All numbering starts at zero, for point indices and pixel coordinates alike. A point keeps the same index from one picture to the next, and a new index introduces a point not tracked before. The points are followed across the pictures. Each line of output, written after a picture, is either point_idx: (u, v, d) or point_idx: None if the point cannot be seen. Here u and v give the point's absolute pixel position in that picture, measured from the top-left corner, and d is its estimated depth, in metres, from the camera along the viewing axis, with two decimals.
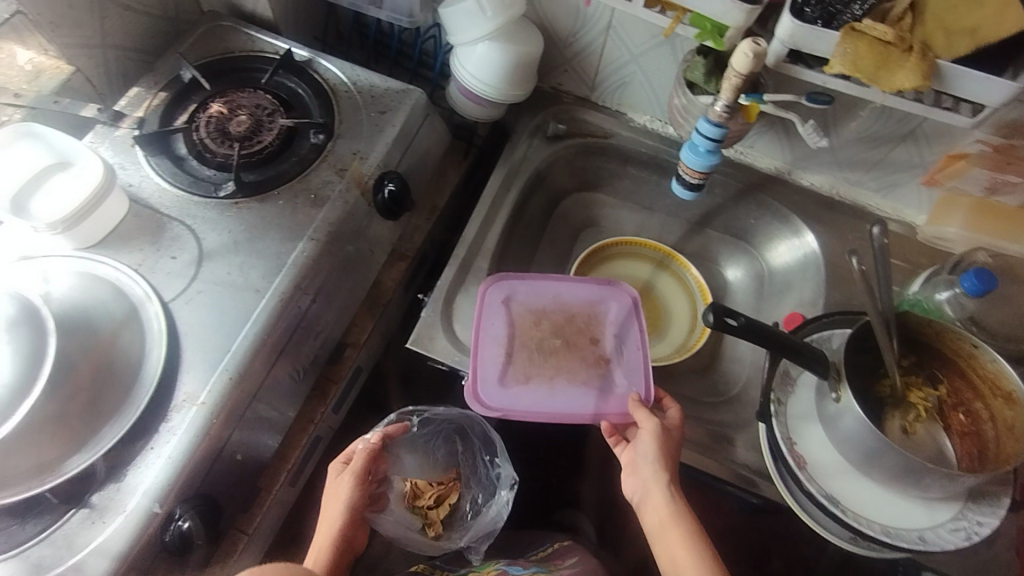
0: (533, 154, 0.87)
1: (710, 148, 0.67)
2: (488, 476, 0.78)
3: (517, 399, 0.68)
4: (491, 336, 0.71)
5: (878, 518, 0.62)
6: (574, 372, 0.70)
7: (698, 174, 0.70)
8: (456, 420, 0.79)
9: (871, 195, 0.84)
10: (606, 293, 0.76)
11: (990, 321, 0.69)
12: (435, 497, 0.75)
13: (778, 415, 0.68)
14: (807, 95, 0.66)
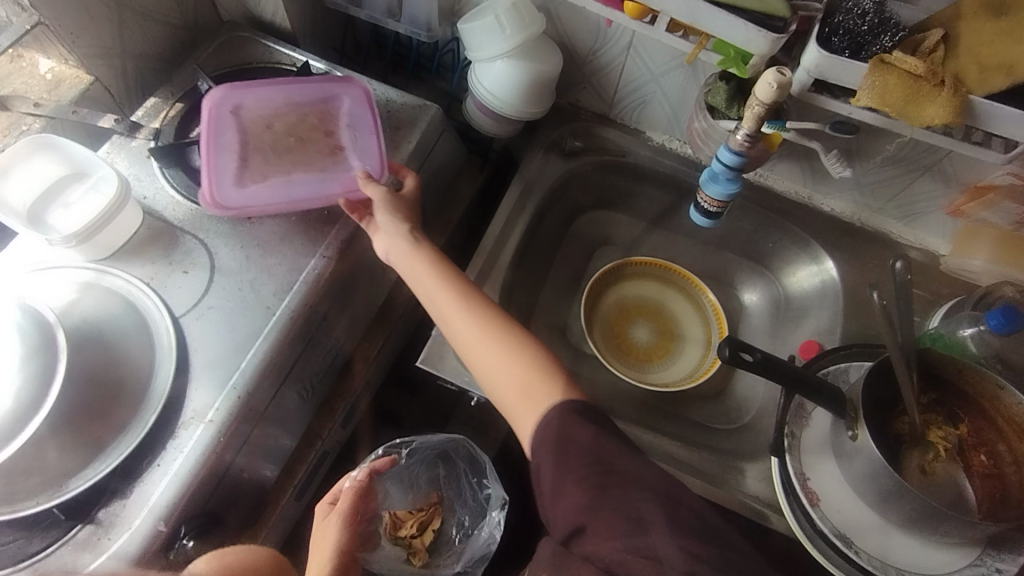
0: (548, 172, 0.86)
1: (729, 176, 0.65)
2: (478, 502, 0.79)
3: (254, 199, 0.66)
4: (305, 186, 0.67)
5: (894, 561, 0.61)
6: (311, 165, 0.68)
7: (717, 202, 0.69)
8: (440, 445, 0.79)
9: (894, 222, 0.82)
10: (338, 88, 0.73)
11: (1015, 360, 0.67)
12: (421, 522, 0.75)
13: (792, 450, 0.67)
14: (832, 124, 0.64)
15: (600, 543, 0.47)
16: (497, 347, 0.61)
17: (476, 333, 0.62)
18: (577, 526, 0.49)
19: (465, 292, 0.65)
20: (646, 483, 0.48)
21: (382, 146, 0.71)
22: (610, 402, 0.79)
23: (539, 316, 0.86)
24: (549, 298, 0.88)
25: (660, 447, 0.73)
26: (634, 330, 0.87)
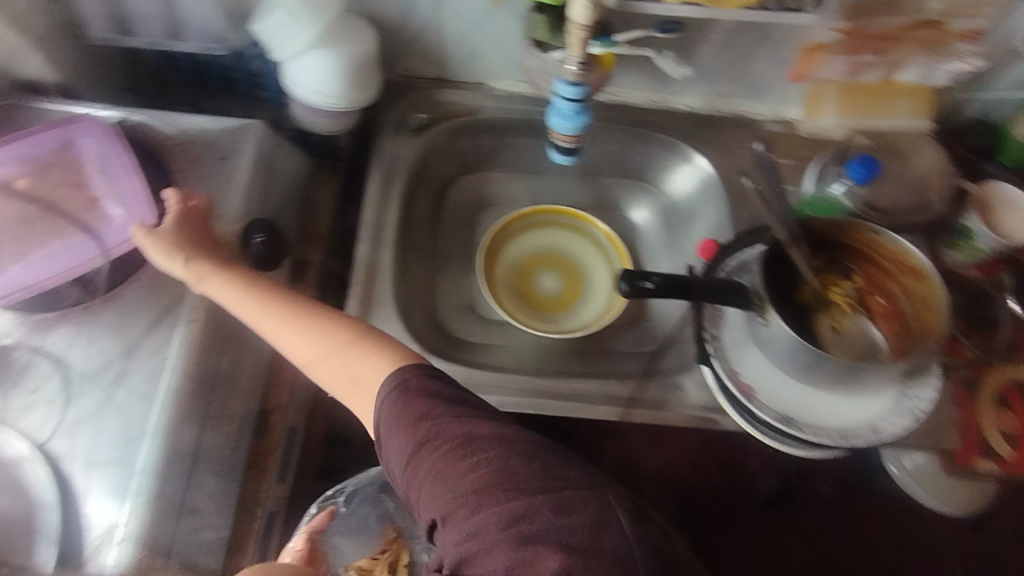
0: (404, 154, 0.81)
1: (577, 108, 0.61)
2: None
3: (15, 281, 0.60)
4: (66, 254, 0.62)
5: (834, 423, 0.63)
6: (69, 226, 0.64)
7: (571, 137, 0.65)
8: (376, 476, 0.75)
9: (748, 101, 0.82)
10: (72, 132, 0.67)
11: (883, 204, 0.72)
12: (387, 563, 0.72)
13: (718, 353, 0.66)
14: (657, 26, 0.63)
15: (488, 555, 0.40)
16: (368, 362, 0.53)
17: (334, 361, 0.55)
18: (459, 554, 0.41)
19: (337, 351, 0.55)
20: (519, 462, 0.43)
21: (139, 183, 0.66)
22: (538, 361, 0.78)
23: (443, 302, 0.82)
24: (447, 280, 0.84)
25: (598, 390, 0.73)
26: (541, 282, 0.85)
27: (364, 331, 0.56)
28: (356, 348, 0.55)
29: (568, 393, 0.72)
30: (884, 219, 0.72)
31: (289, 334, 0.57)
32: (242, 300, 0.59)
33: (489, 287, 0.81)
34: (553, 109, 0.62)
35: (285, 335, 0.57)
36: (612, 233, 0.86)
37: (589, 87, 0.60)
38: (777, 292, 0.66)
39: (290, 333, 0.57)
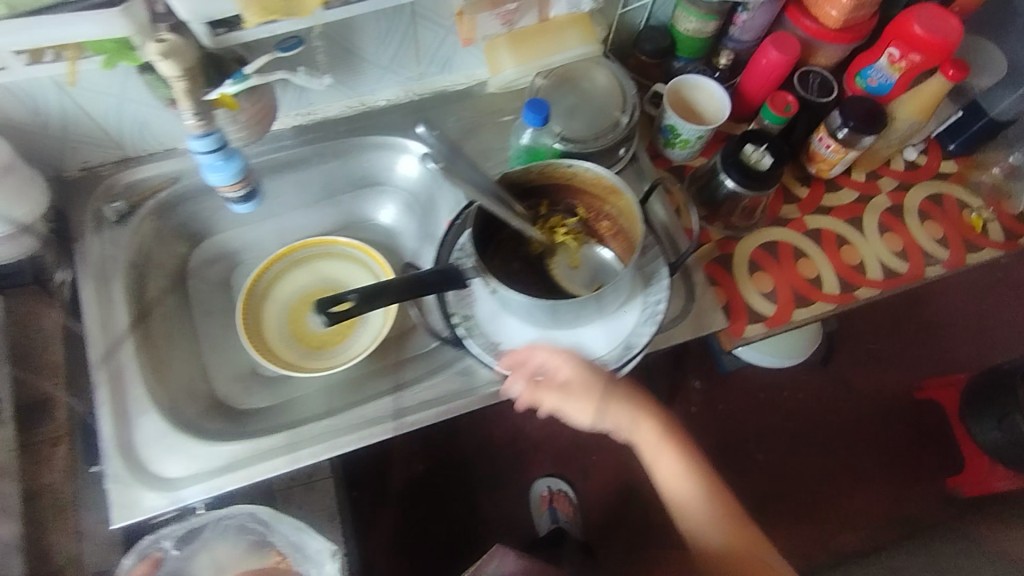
0: (114, 248, 0.75)
1: (223, 157, 0.57)
2: (309, 559, 0.79)
3: None
4: None
5: (591, 357, 0.65)
6: None
7: (237, 186, 0.61)
8: (234, 515, 0.79)
9: (442, 76, 0.84)
10: None
11: (575, 134, 0.73)
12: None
13: (472, 333, 0.66)
14: (278, 46, 0.61)
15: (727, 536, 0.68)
16: (694, 493, 0.70)
17: (667, 461, 0.71)
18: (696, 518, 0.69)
19: (676, 444, 0.71)
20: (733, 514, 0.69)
21: None
22: (330, 403, 0.75)
23: (219, 380, 0.77)
24: (219, 355, 0.78)
25: (390, 406, 0.71)
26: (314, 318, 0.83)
27: (692, 455, 0.72)
28: (692, 450, 0.72)
29: (359, 421, 0.70)
30: (580, 148, 0.73)
31: (578, 406, 0.63)
32: (572, 401, 0.63)
33: (257, 347, 0.77)
34: (203, 165, 0.57)
35: (574, 406, 0.63)
36: (359, 244, 0.84)
37: (224, 133, 0.57)
38: (497, 251, 0.68)
39: (577, 405, 0.63)
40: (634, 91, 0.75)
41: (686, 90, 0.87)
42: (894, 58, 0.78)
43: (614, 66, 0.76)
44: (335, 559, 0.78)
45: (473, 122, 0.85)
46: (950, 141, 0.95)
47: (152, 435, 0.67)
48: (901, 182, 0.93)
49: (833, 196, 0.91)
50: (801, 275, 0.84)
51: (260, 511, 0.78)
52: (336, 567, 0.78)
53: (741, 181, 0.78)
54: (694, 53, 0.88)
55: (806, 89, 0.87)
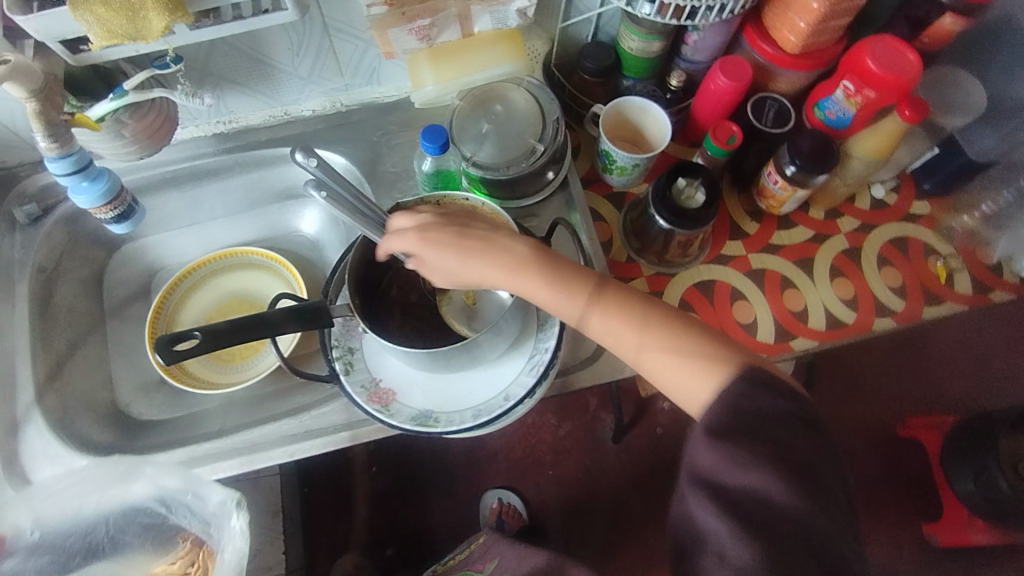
0: (22, 251, 0.75)
1: (87, 180, 0.57)
2: (211, 522, 0.63)
3: None
4: None
5: (469, 403, 0.62)
6: None
7: (110, 208, 0.60)
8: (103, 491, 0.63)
9: (369, 87, 0.80)
10: None
11: (486, 161, 0.70)
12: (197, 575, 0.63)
13: (350, 371, 0.64)
14: (153, 64, 0.59)
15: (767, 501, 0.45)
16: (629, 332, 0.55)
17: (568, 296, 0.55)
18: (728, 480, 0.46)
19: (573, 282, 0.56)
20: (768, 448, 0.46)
21: None
22: (225, 421, 0.74)
23: (123, 388, 0.77)
24: (128, 362, 0.79)
25: (276, 433, 0.70)
26: None
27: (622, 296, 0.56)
28: (625, 294, 0.57)
29: (238, 446, 0.70)
30: (489, 176, 0.70)
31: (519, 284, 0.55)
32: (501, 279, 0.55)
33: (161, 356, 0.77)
34: (67, 188, 0.55)
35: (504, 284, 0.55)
36: (279, 255, 0.84)
37: (86, 155, 0.56)
38: (391, 280, 0.67)
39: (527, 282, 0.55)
40: (555, 114, 0.72)
41: (628, 112, 0.80)
42: (849, 91, 0.72)
43: (535, 84, 0.73)
44: (243, 510, 0.62)
45: (400, 138, 0.82)
46: (925, 180, 0.87)
47: (36, 445, 0.69)
48: (863, 222, 0.86)
49: (784, 234, 0.85)
50: (735, 320, 0.79)
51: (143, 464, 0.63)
52: (245, 520, 0.62)
53: (671, 217, 0.73)
54: (643, 73, 0.82)
55: (758, 118, 0.80)
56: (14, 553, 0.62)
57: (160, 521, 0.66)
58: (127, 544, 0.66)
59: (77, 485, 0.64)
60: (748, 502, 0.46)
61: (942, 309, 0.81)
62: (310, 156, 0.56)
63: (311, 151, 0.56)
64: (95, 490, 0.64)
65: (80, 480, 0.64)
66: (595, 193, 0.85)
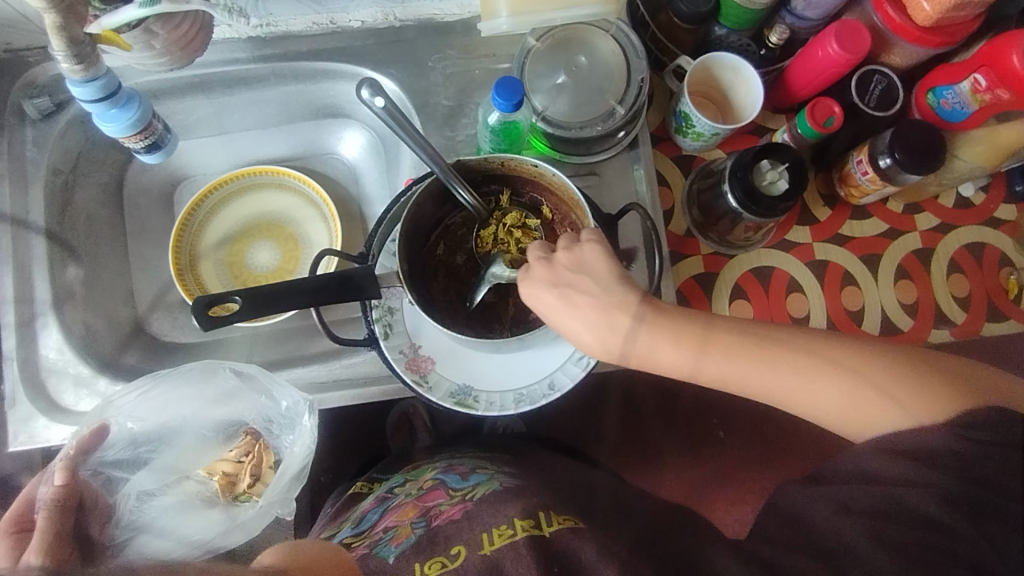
0: (36, 149, 0.68)
1: (113, 107, 0.56)
2: (282, 419, 0.66)
3: None
4: None
5: (510, 386, 0.60)
6: None
7: (137, 136, 0.60)
8: (190, 389, 0.65)
9: (430, 2, 0.70)
10: None
11: (558, 116, 0.63)
12: (251, 466, 0.68)
13: (390, 337, 0.61)
14: None
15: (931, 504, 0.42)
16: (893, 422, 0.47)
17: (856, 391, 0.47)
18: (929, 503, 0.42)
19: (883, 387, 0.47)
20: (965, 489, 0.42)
21: None
22: (251, 353, 0.72)
23: (147, 305, 0.74)
24: (149, 279, 0.75)
25: (303, 379, 0.68)
26: (255, 256, 0.78)
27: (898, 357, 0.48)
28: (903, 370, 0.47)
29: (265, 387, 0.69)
30: (560, 135, 0.63)
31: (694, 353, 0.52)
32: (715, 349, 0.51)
33: (188, 287, 0.74)
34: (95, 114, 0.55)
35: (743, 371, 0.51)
36: (311, 178, 0.78)
37: (117, 78, 0.54)
38: (438, 237, 0.63)
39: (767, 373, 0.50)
40: (641, 72, 0.63)
41: (716, 70, 0.72)
42: (978, 86, 0.63)
43: (623, 30, 0.64)
44: (315, 411, 0.65)
45: (456, 65, 0.72)
46: (1018, 181, 0.79)
47: (59, 365, 0.66)
48: (942, 221, 0.79)
49: (855, 224, 0.78)
50: (785, 312, 0.76)
51: (228, 365, 0.64)
52: (317, 421, 0.65)
53: (742, 200, 0.67)
54: (742, 26, 0.71)
55: (860, 95, 0.71)
56: (114, 444, 0.61)
57: (223, 416, 0.68)
58: (198, 434, 0.68)
59: (163, 390, 0.63)
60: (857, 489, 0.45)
61: (1003, 326, 0.77)
62: (378, 94, 0.50)
63: (380, 88, 0.51)
64: (181, 386, 0.64)
65: (167, 384, 0.64)
66: (661, 153, 0.78)
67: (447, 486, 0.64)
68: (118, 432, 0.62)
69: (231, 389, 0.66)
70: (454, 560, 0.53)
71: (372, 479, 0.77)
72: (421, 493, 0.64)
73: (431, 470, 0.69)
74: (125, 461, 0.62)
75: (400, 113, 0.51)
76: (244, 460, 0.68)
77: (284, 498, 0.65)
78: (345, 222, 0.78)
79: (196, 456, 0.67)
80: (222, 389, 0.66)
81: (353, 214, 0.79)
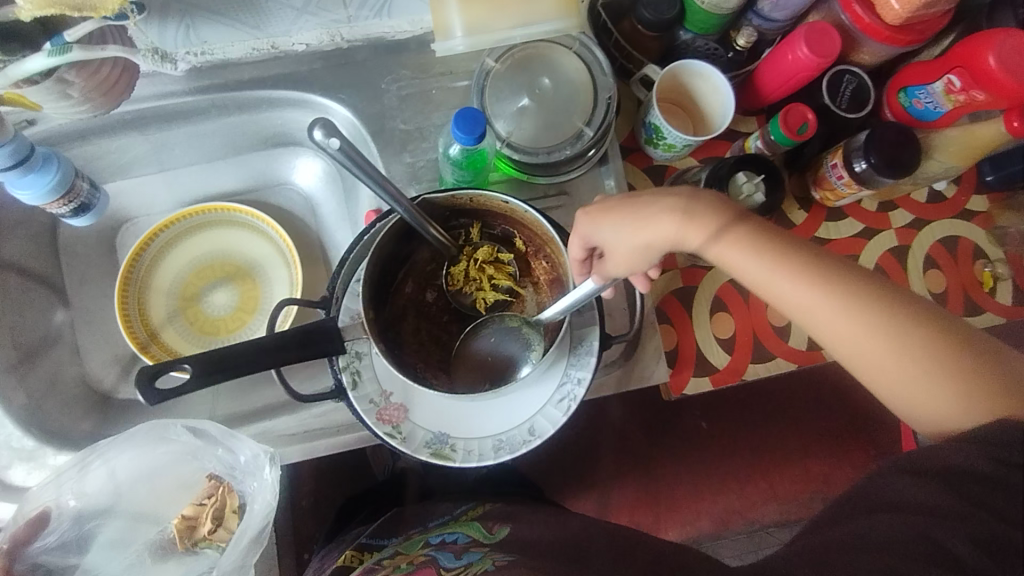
0: None
1: (31, 176, 0.55)
2: (241, 471, 0.62)
3: None
4: None
5: (489, 432, 0.57)
6: None
7: (61, 201, 0.60)
8: (139, 449, 0.61)
9: (379, 20, 0.65)
10: None
11: (524, 140, 0.60)
12: (213, 511, 0.64)
13: (359, 389, 0.57)
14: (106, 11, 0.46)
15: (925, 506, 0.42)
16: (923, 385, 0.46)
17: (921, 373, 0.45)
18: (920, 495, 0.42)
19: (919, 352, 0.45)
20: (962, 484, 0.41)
21: None
22: (214, 409, 0.67)
23: (95, 362, 0.69)
24: (94, 333, 0.70)
25: (271, 433, 0.65)
26: (209, 297, 0.73)
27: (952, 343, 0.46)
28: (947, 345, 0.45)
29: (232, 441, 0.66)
30: (528, 161, 0.60)
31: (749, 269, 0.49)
32: (770, 277, 0.48)
33: (152, 353, 0.68)
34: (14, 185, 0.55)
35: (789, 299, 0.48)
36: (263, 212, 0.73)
37: (28, 147, 0.54)
38: (405, 275, 0.59)
39: (836, 315, 0.47)
40: (609, 90, 0.60)
41: (685, 77, 0.69)
42: (952, 87, 0.62)
43: (588, 45, 0.61)
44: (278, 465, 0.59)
45: (411, 86, 0.68)
46: (990, 172, 0.78)
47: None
48: (917, 217, 0.78)
49: (831, 226, 0.77)
50: (767, 321, 0.72)
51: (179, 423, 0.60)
52: (279, 474, 0.60)
53: None
54: (710, 31, 0.68)
55: (832, 97, 0.69)
56: (54, 530, 0.59)
57: (184, 467, 0.64)
58: (159, 489, 0.65)
59: (112, 455, 0.60)
60: (867, 523, 0.44)
61: (981, 320, 0.77)
62: (332, 135, 0.45)
63: (334, 128, 0.46)
64: (128, 451, 0.61)
65: (112, 451, 0.60)
66: (633, 164, 0.75)
67: (439, 565, 0.60)
68: (59, 513, 0.59)
69: (182, 445, 0.62)
70: None
71: (364, 547, 0.72)
72: (410, 569, 0.61)
73: (424, 546, 0.66)
74: (76, 538, 0.60)
75: (356, 157, 0.46)
76: (207, 503, 0.64)
77: (242, 566, 0.59)
78: (306, 257, 0.74)
79: (162, 508, 0.65)
80: (173, 445, 0.62)
81: (313, 247, 0.75)
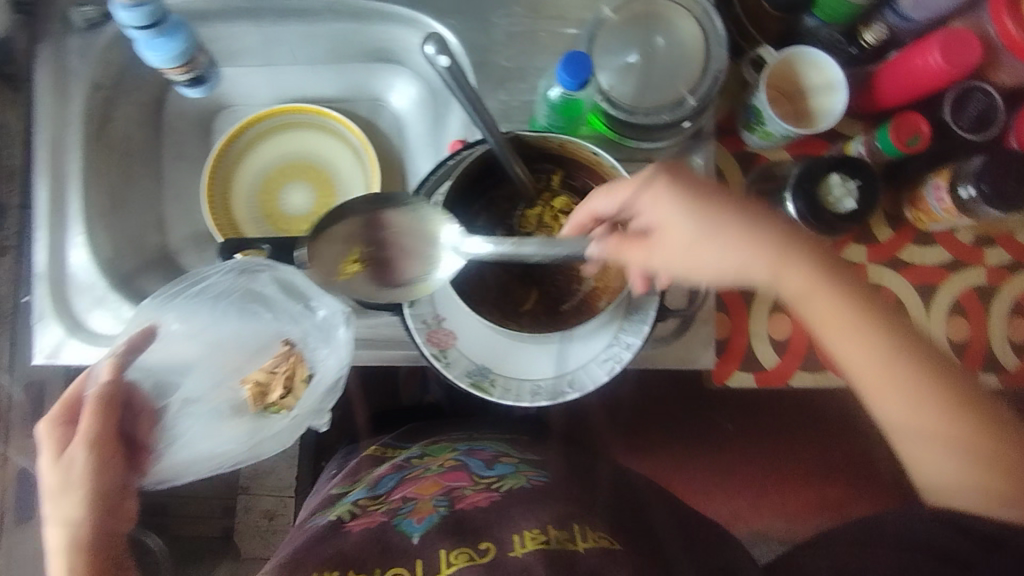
0: (78, 61, 0.65)
1: (158, 36, 0.60)
2: (321, 328, 0.62)
3: None
4: None
5: (529, 377, 0.58)
6: None
7: (179, 67, 0.66)
8: (228, 288, 0.61)
9: None
10: None
11: (623, 98, 0.59)
12: (284, 378, 0.61)
13: (415, 305, 0.58)
14: None
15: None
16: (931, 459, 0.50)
17: (934, 453, 0.50)
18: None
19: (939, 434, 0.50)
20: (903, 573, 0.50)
21: None
22: None
23: (175, 234, 0.73)
24: (179, 207, 0.74)
25: None
26: (288, 195, 0.76)
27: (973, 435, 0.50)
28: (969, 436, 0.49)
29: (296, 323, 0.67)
30: (622, 119, 0.59)
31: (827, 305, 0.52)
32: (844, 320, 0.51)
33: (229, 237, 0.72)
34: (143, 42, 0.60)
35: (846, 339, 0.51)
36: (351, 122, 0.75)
37: (159, 6, 0.58)
38: (481, 209, 0.60)
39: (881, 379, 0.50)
40: (719, 64, 0.58)
41: (799, 66, 0.66)
42: None
43: (709, 12, 0.59)
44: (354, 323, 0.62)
45: (521, 25, 0.67)
46: None
47: (85, 283, 0.65)
48: (1013, 260, 0.74)
49: (916, 250, 0.73)
50: None
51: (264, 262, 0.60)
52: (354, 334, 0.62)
53: (803, 213, 0.63)
54: (835, 20, 0.66)
55: (954, 113, 0.65)
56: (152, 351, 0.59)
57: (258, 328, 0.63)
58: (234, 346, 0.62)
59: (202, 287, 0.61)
60: None
61: None
62: (443, 53, 0.46)
63: (446, 45, 0.47)
64: (215, 288, 0.61)
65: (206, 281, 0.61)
66: (726, 146, 0.72)
67: (470, 471, 0.63)
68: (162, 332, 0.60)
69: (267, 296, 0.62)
70: (483, 556, 0.51)
71: (387, 442, 0.74)
72: (443, 472, 0.63)
73: (452, 449, 0.67)
74: (166, 365, 0.60)
75: (462, 78, 0.48)
76: (278, 371, 0.61)
77: (316, 410, 0.63)
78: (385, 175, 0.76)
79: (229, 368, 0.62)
80: (257, 296, 0.62)
81: (393, 168, 0.76)
